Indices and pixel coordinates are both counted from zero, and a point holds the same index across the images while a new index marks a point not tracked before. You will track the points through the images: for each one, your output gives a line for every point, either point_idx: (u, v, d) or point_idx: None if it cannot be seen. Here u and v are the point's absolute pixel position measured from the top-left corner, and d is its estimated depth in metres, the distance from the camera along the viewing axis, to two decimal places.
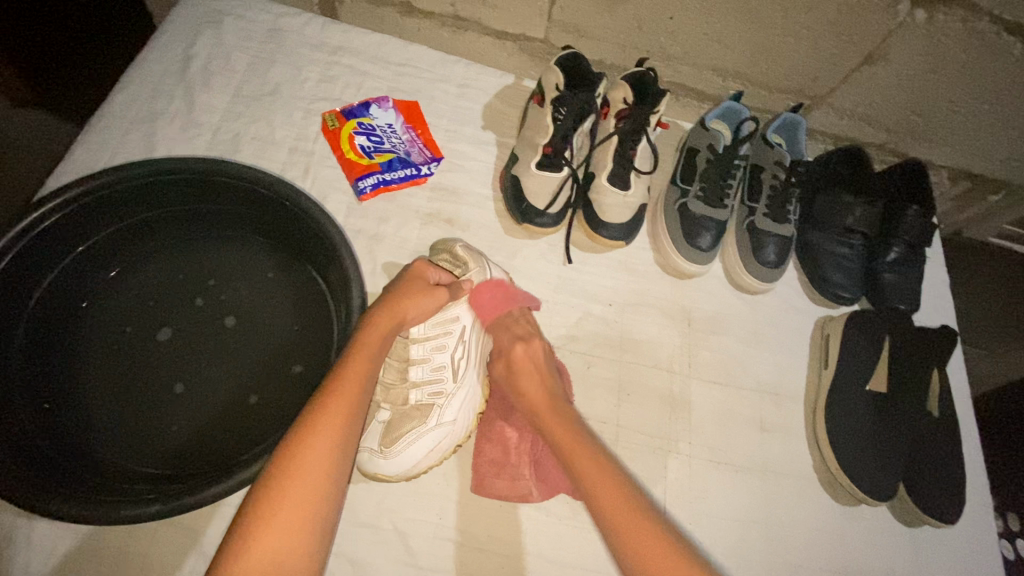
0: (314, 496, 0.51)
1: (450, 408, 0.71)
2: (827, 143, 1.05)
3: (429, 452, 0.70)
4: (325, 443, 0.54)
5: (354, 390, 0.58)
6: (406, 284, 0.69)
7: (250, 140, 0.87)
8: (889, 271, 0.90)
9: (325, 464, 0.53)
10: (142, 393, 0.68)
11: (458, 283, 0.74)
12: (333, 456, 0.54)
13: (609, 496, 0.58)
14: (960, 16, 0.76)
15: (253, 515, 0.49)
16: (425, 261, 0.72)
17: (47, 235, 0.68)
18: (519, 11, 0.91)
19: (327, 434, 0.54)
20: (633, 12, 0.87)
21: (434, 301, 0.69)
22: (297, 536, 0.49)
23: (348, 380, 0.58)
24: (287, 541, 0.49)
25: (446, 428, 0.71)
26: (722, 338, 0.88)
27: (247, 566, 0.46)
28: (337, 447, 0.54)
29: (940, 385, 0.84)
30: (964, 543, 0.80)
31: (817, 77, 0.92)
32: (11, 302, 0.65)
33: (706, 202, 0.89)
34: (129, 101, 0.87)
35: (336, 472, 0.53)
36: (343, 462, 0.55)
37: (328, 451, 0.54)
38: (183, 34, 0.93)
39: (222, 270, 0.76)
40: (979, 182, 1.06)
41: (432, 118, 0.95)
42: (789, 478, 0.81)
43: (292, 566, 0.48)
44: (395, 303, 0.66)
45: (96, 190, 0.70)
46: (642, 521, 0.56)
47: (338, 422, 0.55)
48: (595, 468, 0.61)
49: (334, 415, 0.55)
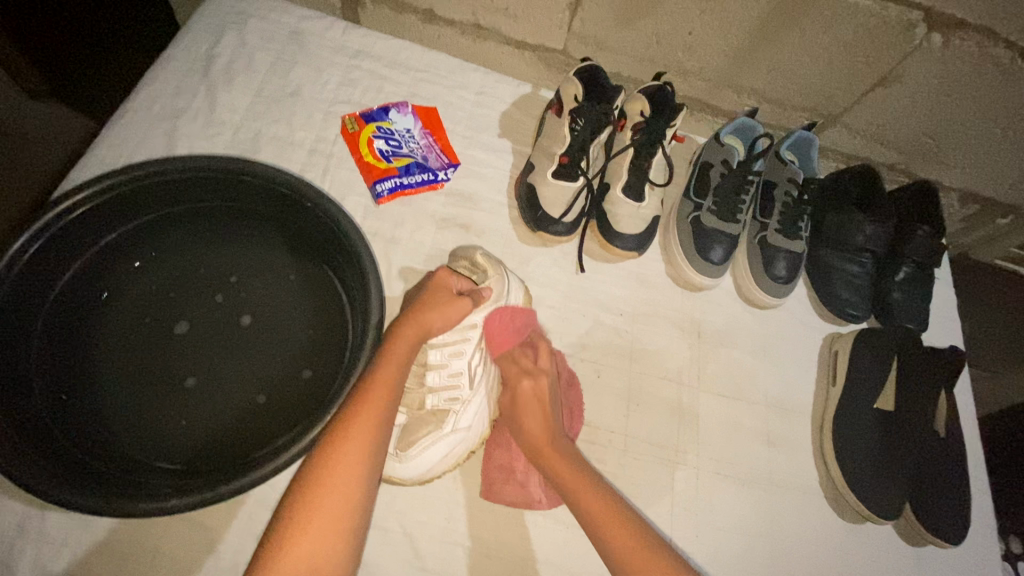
0: (347, 496, 0.53)
1: (467, 415, 0.72)
2: (838, 161, 1.06)
3: (445, 457, 0.70)
4: (358, 446, 0.55)
5: (384, 393, 0.59)
6: (430, 293, 0.69)
7: (270, 140, 0.88)
8: (898, 290, 0.91)
9: (358, 465, 0.54)
10: (155, 386, 0.68)
11: (479, 290, 0.72)
12: (366, 457, 0.55)
13: (646, 563, 0.57)
14: (977, 40, 0.78)
15: (291, 518, 0.51)
16: (446, 270, 0.73)
17: (74, 225, 0.69)
18: (540, 22, 0.92)
19: (359, 436, 0.55)
20: (652, 27, 0.88)
21: (458, 311, 0.68)
22: (331, 536, 0.51)
23: (380, 382, 0.60)
24: (322, 541, 0.50)
25: (464, 434, 0.71)
26: (730, 351, 0.89)
27: (286, 567, 0.48)
28: (370, 447, 0.56)
29: (946, 405, 0.85)
30: (969, 566, 0.80)
31: (832, 97, 0.93)
32: (35, 289, 0.66)
33: (718, 216, 0.89)
34: (151, 98, 0.88)
35: (368, 473, 0.55)
36: (375, 462, 0.56)
37: (361, 452, 0.55)
38: (208, 34, 0.95)
39: (241, 267, 0.77)
40: (987, 205, 1.07)
41: (449, 124, 0.96)
42: (795, 493, 0.81)
43: (328, 564, 0.50)
44: (423, 312, 0.66)
45: (124, 184, 0.71)
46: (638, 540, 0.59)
47: (369, 426, 0.56)
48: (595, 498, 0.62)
49: (366, 416, 0.57)
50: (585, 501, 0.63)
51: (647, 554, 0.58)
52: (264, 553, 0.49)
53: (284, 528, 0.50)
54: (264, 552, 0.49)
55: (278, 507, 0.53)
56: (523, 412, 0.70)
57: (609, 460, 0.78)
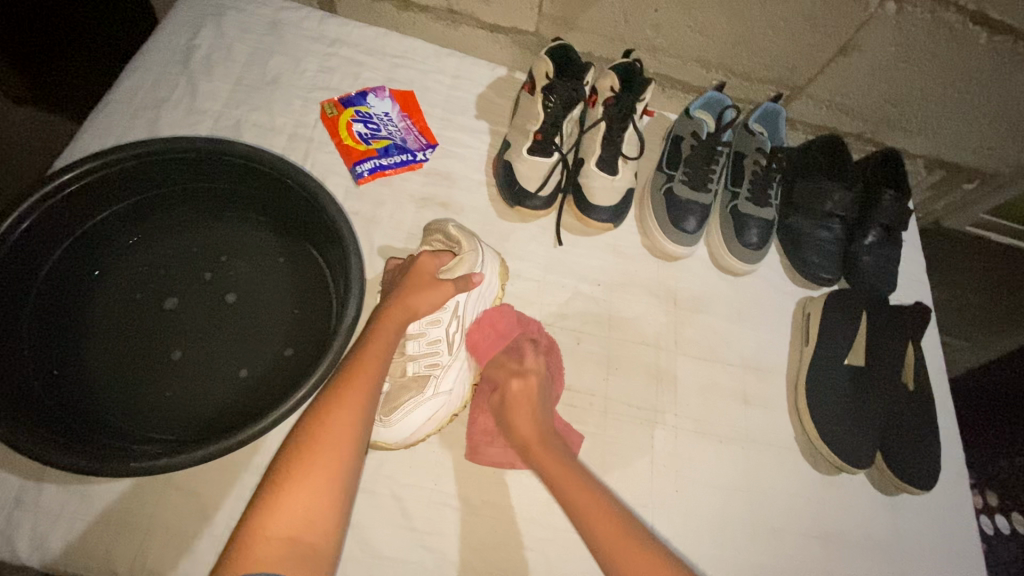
0: (339, 460, 0.55)
1: (448, 379, 0.74)
2: (806, 132, 1.09)
3: (429, 420, 0.73)
4: (348, 412, 0.58)
5: (371, 369, 0.62)
6: (415, 278, 0.72)
7: (251, 126, 0.91)
8: (867, 253, 0.94)
9: (349, 431, 0.57)
10: (144, 359, 0.70)
11: (468, 275, 0.74)
12: (355, 425, 0.58)
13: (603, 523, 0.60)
14: (928, 6, 0.81)
15: (282, 476, 0.53)
16: (428, 254, 0.74)
17: (67, 202, 0.71)
18: (510, 5, 0.94)
19: (349, 406, 0.58)
20: (619, 5, 0.91)
21: (441, 295, 0.71)
22: (323, 496, 0.53)
23: (369, 359, 0.63)
24: (314, 499, 0.53)
25: (445, 398, 0.74)
26: (706, 317, 0.92)
27: (279, 520, 0.51)
28: (359, 421, 0.58)
29: (914, 358, 0.89)
30: (942, 512, 0.83)
31: (796, 68, 0.96)
32: (28, 263, 0.68)
33: (690, 186, 0.92)
34: (133, 89, 0.90)
35: (358, 442, 0.58)
36: (361, 431, 0.58)
37: (352, 420, 0.58)
38: (187, 26, 0.97)
39: (231, 247, 0.79)
40: (953, 170, 1.12)
41: (427, 107, 0.98)
42: (772, 448, 0.84)
43: (318, 522, 0.52)
44: (408, 295, 0.69)
45: (117, 164, 0.73)
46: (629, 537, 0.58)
47: (359, 394, 0.60)
48: (582, 493, 0.63)
49: (357, 388, 0.60)
50: (588, 503, 0.62)
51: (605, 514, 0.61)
52: (254, 513, 0.51)
53: (276, 487, 0.52)
54: (255, 511, 0.51)
55: (269, 468, 0.55)
56: (515, 409, 0.72)
57: (591, 421, 0.81)
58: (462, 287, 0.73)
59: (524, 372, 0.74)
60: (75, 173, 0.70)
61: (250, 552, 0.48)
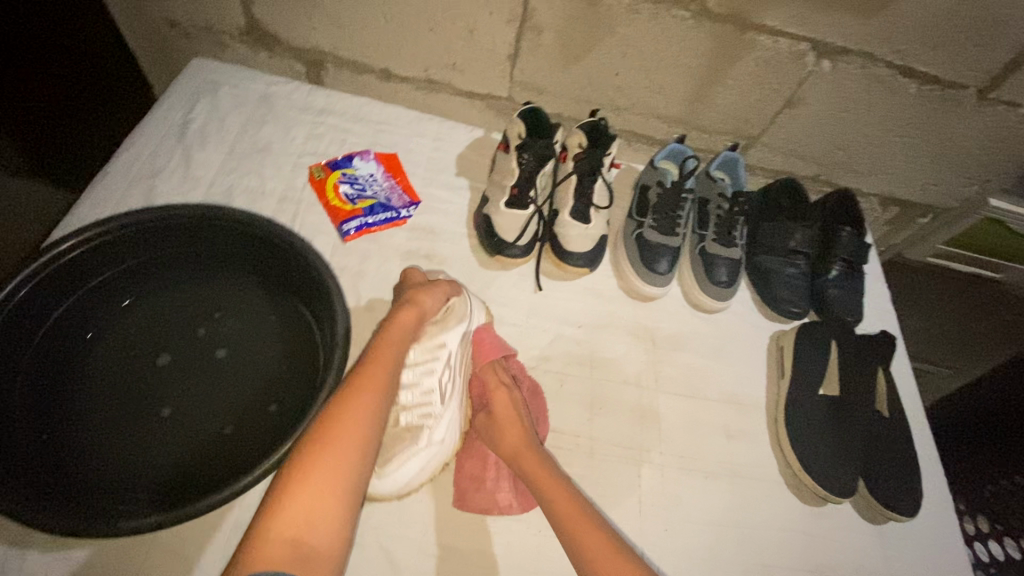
0: (349, 456, 0.57)
1: (440, 429, 0.76)
2: (766, 177, 1.17)
3: (422, 470, 0.74)
4: (358, 413, 0.60)
5: (382, 371, 0.65)
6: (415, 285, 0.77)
7: (242, 191, 0.96)
8: (833, 286, 0.99)
9: (355, 438, 0.58)
10: (133, 418, 0.71)
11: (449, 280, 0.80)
12: (365, 425, 0.60)
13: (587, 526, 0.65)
14: (859, 63, 0.91)
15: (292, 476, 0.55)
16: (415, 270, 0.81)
17: (69, 265, 0.76)
18: (484, 74, 1.03)
19: (358, 407, 0.61)
20: (584, 71, 0.99)
21: (439, 291, 0.76)
22: (331, 492, 0.55)
23: (378, 363, 0.66)
24: (323, 497, 0.54)
25: (437, 447, 0.75)
26: (684, 354, 0.95)
27: (289, 517, 0.52)
28: (368, 421, 0.60)
29: (886, 384, 0.92)
30: (931, 541, 0.84)
31: (749, 121, 1.04)
32: (27, 326, 0.72)
33: (660, 231, 0.97)
34: (131, 160, 0.95)
35: (368, 439, 0.59)
36: (371, 437, 0.60)
37: (360, 425, 0.60)
38: (183, 102, 1.04)
39: (223, 304, 0.82)
40: (906, 207, 1.20)
41: (409, 168, 1.05)
42: (758, 482, 0.85)
43: (328, 518, 0.54)
44: (413, 297, 0.74)
45: (116, 231, 0.78)
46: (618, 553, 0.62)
47: (369, 395, 0.62)
48: (581, 521, 0.65)
49: (365, 391, 0.62)
50: (587, 529, 0.65)
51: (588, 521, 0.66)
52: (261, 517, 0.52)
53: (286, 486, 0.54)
54: (267, 507, 0.53)
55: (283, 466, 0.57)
56: (502, 431, 0.76)
57: (578, 463, 0.82)
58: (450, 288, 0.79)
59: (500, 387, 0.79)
60: (77, 238, 0.76)
61: (263, 544, 0.50)
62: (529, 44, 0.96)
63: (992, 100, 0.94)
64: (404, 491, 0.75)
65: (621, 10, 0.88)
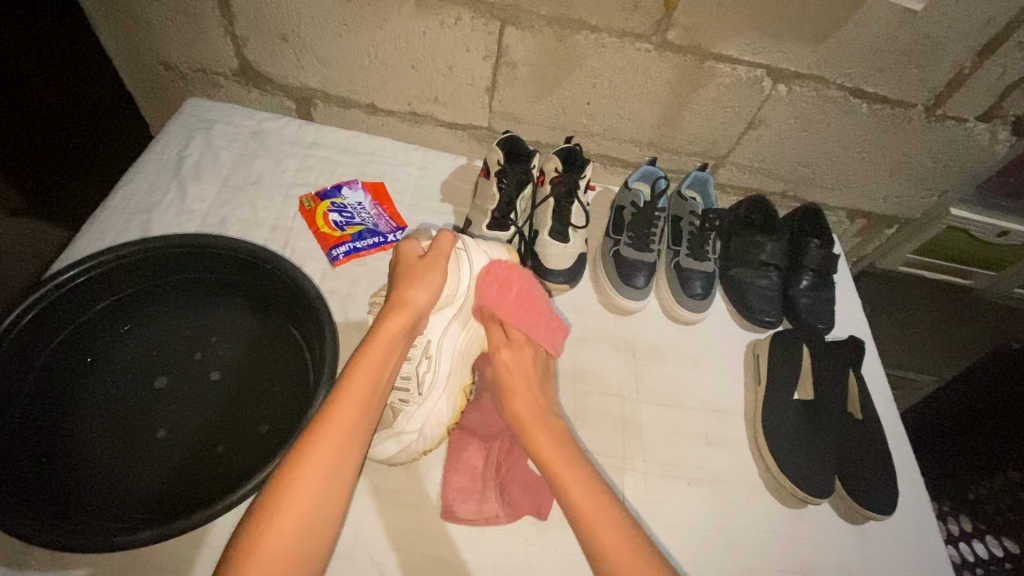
0: (322, 490, 0.59)
1: (416, 418, 0.78)
2: (737, 195, 1.23)
3: (401, 451, 0.78)
4: (332, 446, 0.61)
5: (361, 396, 0.66)
6: (408, 273, 0.77)
7: (235, 222, 1.00)
8: (804, 296, 1.04)
9: (329, 469, 0.60)
10: (128, 440, 0.74)
11: (442, 249, 0.80)
12: (338, 459, 0.61)
13: (595, 508, 0.66)
14: (813, 87, 0.98)
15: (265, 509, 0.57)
16: (410, 244, 0.81)
17: (69, 293, 0.79)
18: (465, 105, 1.09)
19: (335, 440, 0.62)
20: (558, 101, 1.06)
21: (432, 278, 0.77)
22: (301, 525, 0.57)
23: (358, 388, 0.66)
24: (294, 530, 0.56)
25: (417, 435, 0.78)
26: (664, 364, 0.98)
27: (259, 551, 0.54)
28: (343, 453, 0.62)
29: (857, 387, 0.96)
30: (910, 539, 0.86)
31: (716, 142, 1.10)
32: (26, 353, 0.75)
33: (635, 248, 1.03)
34: (129, 195, 1.00)
35: (341, 471, 0.61)
36: (345, 466, 0.62)
37: (345, 438, 0.63)
38: (179, 139, 1.09)
39: (218, 328, 0.86)
40: (873, 219, 1.26)
41: (396, 195, 1.10)
42: (739, 486, 0.88)
43: (296, 553, 0.56)
44: (404, 294, 0.75)
45: (115, 261, 0.82)
46: (619, 531, 0.64)
47: (345, 426, 0.63)
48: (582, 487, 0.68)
49: (342, 422, 0.63)
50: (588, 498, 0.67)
51: (601, 503, 0.66)
52: (237, 543, 0.55)
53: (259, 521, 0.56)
54: (240, 541, 0.55)
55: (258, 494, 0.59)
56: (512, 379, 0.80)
57: None
58: (443, 267, 0.79)
59: (518, 345, 0.83)
60: (77, 269, 0.79)
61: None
62: (505, 77, 1.03)
63: (940, 115, 1.00)
64: (393, 505, 0.77)
65: (588, 44, 0.95)
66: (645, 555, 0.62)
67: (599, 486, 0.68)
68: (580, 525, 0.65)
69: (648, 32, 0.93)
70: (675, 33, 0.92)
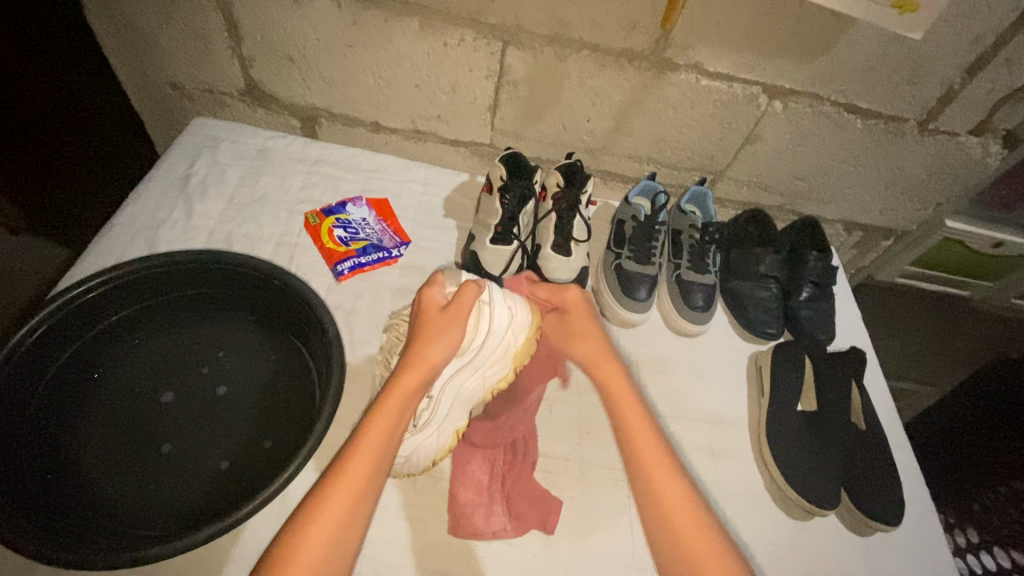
0: (325, 556, 0.59)
1: (405, 447, 0.78)
2: (735, 209, 1.24)
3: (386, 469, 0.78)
4: (340, 508, 0.62)
5: (372, 455, 0.66)
6: (428, 326, 0.78)
7: (241, 238, 1.01)
8: (805, 307, 1.05)
9: (334, 534, 0.60)
10: (133, 455, 0.74)
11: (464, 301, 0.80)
12: (344, 523, 0.61)
13: (659, 459, 0.73)
14: (808, 103, 1.00)
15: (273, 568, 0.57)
16: (434, 291, 0.81)
17: (80, 307, 0.80)
18: (467, 123, 1.12)
19: (343, 502, 0.62)
20: (558, 118, 1.08)
21: (451, 333, 0.78)
22: None
23: (368, 448, 0.66)
24: None
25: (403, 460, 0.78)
26: (667, 377, 0.99)
27: None
28: (350, 516, 0.62)
29: (860, 398, 0.96)
30: (917, 550, 0.86)
31: (714, 157, 1.12)
32: (34, 368, 0.76)
33: (637, 261, 1.04)
34: (136, 212, 1.01)
35: (347, 534, 0.61)
36: (353, 529, 0.62)
37: (353, 498, 0.63)
38: (186, 156, 1.10)
39: (225, 342, 0.86)
40: (869, 232, 1.27)
41: (400, 211, 1.11)
42: (745, 498, 0.87)
43: None
44: (423, 351, 0.75)
45: (127, 275, 0.84)
46: (677, 479, 0.71)
47: (353, 488, 0.63)
48: (646, 437, 0.75)
49: (351, 482, 0.64)
50: (649, 443, 0.75)
51: (661, 454, 0.74)
52: None
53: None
54: None
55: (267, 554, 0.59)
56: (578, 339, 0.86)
57: (568, 487, 0.84)
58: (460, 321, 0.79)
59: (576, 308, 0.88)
60: (88, 284, 0.81)
61: None
62: (506, 95, 1.05)
63: (932, 130, 1.03)
64: (399, 521, 0.77)
65: (588, 63, 0.98)
66: (694, 508, 0.69)
67: (657, 439, 0.75)
68: (641, 476, 0.72)
69: (646, 51, 0.95)
70: (672, 52, 0.95)
